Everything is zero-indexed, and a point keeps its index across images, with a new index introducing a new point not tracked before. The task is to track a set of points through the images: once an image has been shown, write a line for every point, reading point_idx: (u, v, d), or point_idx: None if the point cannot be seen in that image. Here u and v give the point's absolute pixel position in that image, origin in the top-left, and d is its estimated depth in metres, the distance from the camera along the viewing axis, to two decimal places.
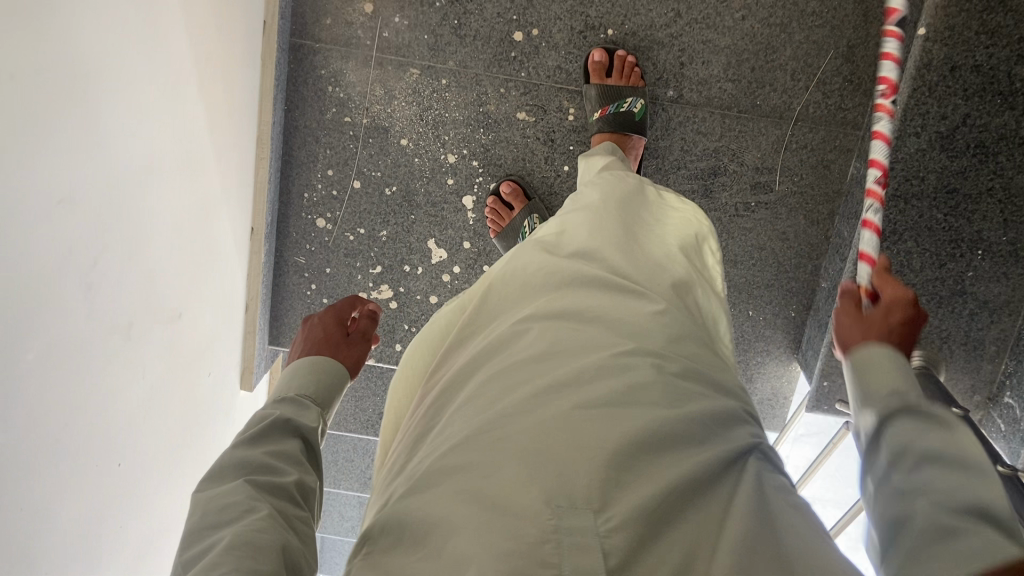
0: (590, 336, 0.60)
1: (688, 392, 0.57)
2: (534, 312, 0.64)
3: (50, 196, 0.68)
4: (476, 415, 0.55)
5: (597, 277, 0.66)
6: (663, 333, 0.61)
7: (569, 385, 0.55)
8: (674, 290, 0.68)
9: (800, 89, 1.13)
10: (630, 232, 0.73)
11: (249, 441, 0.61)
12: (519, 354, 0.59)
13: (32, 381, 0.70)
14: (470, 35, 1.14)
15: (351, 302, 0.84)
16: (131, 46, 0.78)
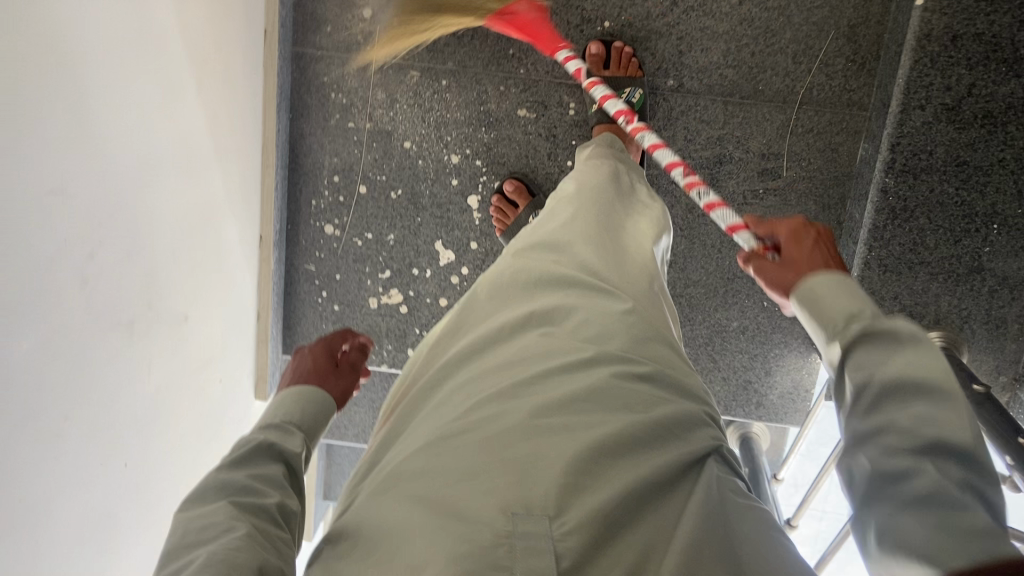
0: (561, 344, 0.62)
1: (652, 400, 0.58)
2: (509, 320, 0.66)
3: (38, 185, 0.70)
4: (445, 418, 0.57)
5: (572, 286, 0.68)
6: (629, 340, 0.62)
7: (535, 391, 0.57)
8: (648, 298, 0.69)
9: (803, 72, 1.12)
10: (606, 239, 0.74)
11: (231, 463, 0.59)
12: (490, 364, 0.61)
13: (24, 378, 0.71)
14: (468, 35, 1.15)
15: (342, 335, 0.82)
16: (117, 51, 0.80)
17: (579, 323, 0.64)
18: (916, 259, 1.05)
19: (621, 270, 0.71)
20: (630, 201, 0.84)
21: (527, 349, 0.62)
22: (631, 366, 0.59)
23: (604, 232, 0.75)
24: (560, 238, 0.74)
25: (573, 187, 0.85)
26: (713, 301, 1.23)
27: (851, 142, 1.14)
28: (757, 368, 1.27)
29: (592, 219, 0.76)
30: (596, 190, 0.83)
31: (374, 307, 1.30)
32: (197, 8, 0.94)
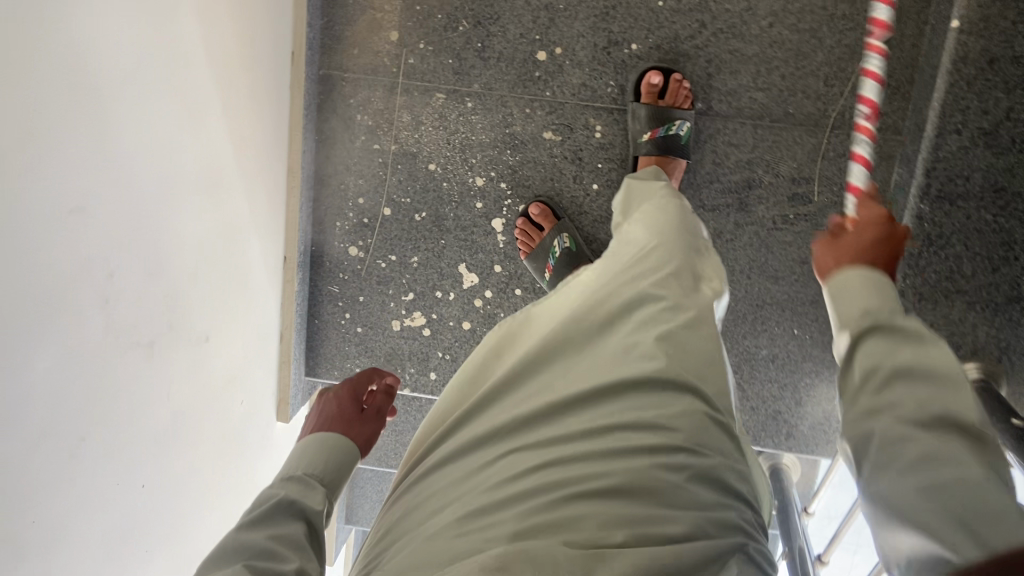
0: (604, 414, 0.61)
1: (694, 494, 0.56)
2: (553, 382, 0.65)
3: (63, 198, 0.70)
4: (481, 487, 0.57)
5: (623, 348, 0.66)
6: (687, 418, 0.60)
7: (574, 467, 0.56)
8: (697, 354, 0.65)
9: (835, 95, 1.10)
10: (667, 287, 0.71)
11: (249, 524, 0.58)
12: (534, 438, 0.60)
13: (42, 394, 0.71)
14: (494, 57, 1.15)
15: (368, 376, 0.81)
16: (144, 68, 0.81)
17: (626, 391, 0.62)
18: (953, 286, 1.01)
19: (677, 321, 0.67)
20: (700, 249, 0.80)
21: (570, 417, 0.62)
22: (676, 445, 0.57)
23: (658, 277, 0.71)
24: (624, 290, 0.71)
25: (642, 231, 0.82)
26: (741, 327, 1.20)
27: (885, 166, 1.11)
28: (788, 398, 1.22)
29: (663, 270, 0.73)
30: (667, 234, 0.79)
31: (397, 329, 1.28)
32: (225, 28, 0.96)
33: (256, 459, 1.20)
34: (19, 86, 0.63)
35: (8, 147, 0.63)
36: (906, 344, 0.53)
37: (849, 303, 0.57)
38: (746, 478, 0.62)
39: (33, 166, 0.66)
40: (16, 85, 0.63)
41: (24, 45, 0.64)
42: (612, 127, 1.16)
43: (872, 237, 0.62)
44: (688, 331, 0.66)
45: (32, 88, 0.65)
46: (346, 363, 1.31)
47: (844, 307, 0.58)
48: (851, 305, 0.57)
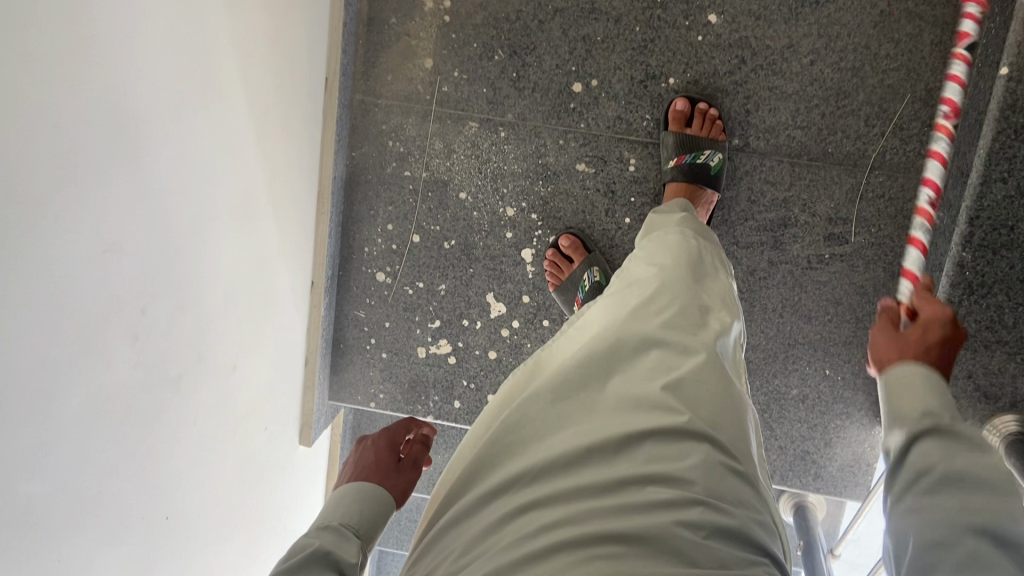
0: (618, 467, 0.59)
1: (720, 550, 0.54)
2: (562, 433, 0.64)
3: (96, 242, 0.69)
4: (495, 548, 0.56)
5: (630, 397, 0.65)
6: (704, 472, 0.58)
7: (592, 522, 0.55)
8: (710, 396, 0.64)
9: (875, 135, 1.08)
10: (676, 331, 0.70)
11: (287, 573, 0.58)
12: (549, 490, 0.59)
13: (73, 430, 0.69)
14: (529, 87, 1.14)
15: (405, 426, 0.86)
16: (183, 98, 0.80)
17: (639, 441, 0.61)
18: (993, 336, 0.99)
19: (687, 366, 0.66)
20: (707, 284, 0.80)
21: (582, 470, 0.60)
22: (693, 498, 0.56)
23: (669, 319, 0.71)
24: (628, 334, 0.70)
25: (645, 269, 0.81)
26: (772, 365, 1.18)
27: None
28: (816, 439, 1.20)
29: (667, 310, 0.73)
30: (671, 271, 0.79)
31: (422, 356, 1.27)
32: (261, 58, 0.95)
33: (278, 481, 1.20)
34: (58, 127, 0.63)
35: (45, 190, 0.62)
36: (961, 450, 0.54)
37: (910, 403, 0.59)
38: (771, 530, 0.60)
39: (64, 212, 0.65)
40: (54, 125, 0.63)
41: (65, 85, 0.63)
42: (646, 160, 1.14)
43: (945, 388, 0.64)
44: (700, 377, 0.65)
45: (70, 129, 0.64)
46: (369, 388, 1.30)
47: (902, 407, 0.59)
48: (912, 406, 0.59)
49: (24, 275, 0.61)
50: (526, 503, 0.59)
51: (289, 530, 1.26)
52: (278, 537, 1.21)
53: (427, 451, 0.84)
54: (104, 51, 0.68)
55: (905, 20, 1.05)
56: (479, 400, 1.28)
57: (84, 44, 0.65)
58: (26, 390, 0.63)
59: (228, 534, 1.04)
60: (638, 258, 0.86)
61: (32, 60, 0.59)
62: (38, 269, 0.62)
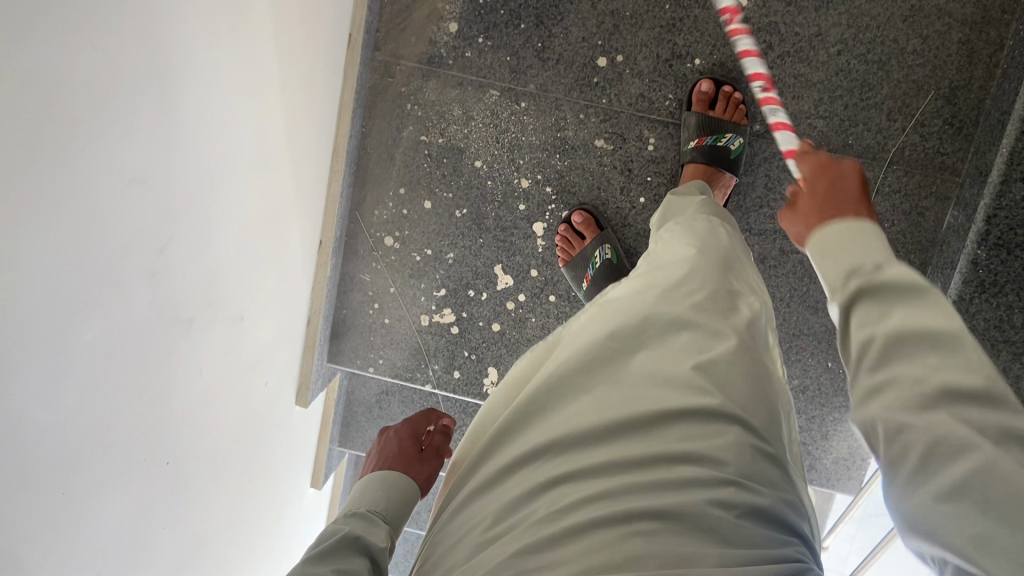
0: (650, 443, 0.59)
1: (756, 532, 0.54)
2: (588, 405, 0.64)
3: (122, 174, 0.68)
4: (528, 522, 0.56)
5: (659, 373, 0.64)
6: (738, 456, 0.57)
7: (626, 499, 0.55)
8: (741, 375, 0.64)
9: (896, 130, 1.08)
10: (706, 312, 0.69)
11: (317, 557, 0.58)
12: (578, 464, 0.59)
13: (87, 364, 0.68)
14: (553, 58, 1.13)
15: (426, 418, 0.87)
16: (215, 38, 0.79)
17: (671, 420, 0.60)
18: (1001, 336, 0.98)
19: (720, 348, 0.65)
20: (736, 272, 0.78)
21: (611, 446, 0.60)
22: (725, 479, 0.55)
23: (695, 298, 0.70)
24: (657, 311, 0.69)
25: (679, 248, 0.80)
26: None
27: (939, 207, 1.09)
28: (813, 431, 1.21)
29: (700, 290, 0.71)
30: (704, 252, 0.78)
31: (425, 324, 1.26)
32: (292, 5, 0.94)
33: (274, 442, 1.18)
34: (96, 51, 0.62)
35: (80, 113, 0.61)
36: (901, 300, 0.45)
37: (837, 255, 0.50)
38: (798, 509, 0.60)
39: (93, 140, 0.63)
40: (93, 49, 0.61)
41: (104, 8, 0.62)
42: (665, 141, 1.14)
43: (839, 185, 0.57)
44: (732, 360, 0.64)
45: (108, 53, 0.63)
46: (370, 353, 1.29)
47: (833, 261, 0.50)
48: (841, 261, 0.49)
49: (54, 199, 0.59)
50: (553, 478, 0.58)
51: (278, 491, 1.25)
52: (268, 498, 1.21)
53: (449, 443, 0.85)
54: None
55: (934, 17, 1.04)
56: (479, 371, 1.27)
57: None
58: (41, 321, 0.61)
59: (223, 491, 1.02)
60: (666, 240, 0.84)
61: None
62: (66, 193, 0.61)
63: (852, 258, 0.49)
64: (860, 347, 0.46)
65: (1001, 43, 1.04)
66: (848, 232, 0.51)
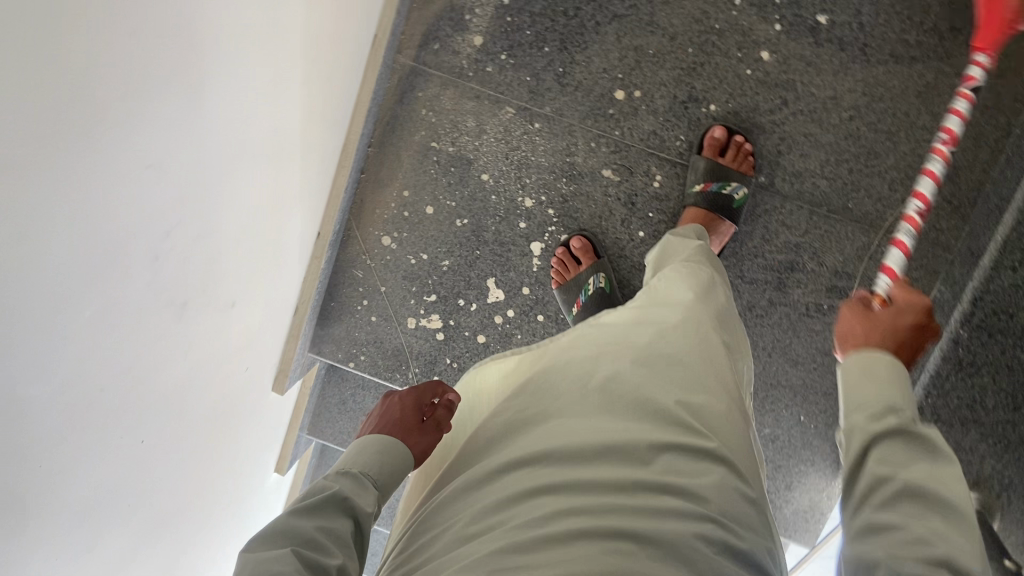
0: (639, 469, 0.62)
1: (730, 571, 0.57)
2: (577, 423, 0.67)
3: (141, 159, 0.68)
4: (509, 524, 0.59)
5: (650, 400, 0.67)
6: (718, 494, 0.61)
7: (607, 518, 0.58)
8: (724, 418, 0.68)
9: (896, 201, 1.09)
10: (697, 354, 0.73)
11: (304, 512, 0.62)
12: (563, 476, 0.62)
13: (78, 341, 0.68)
14: (572, 85, 1.14)
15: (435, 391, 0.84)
16: (247, 33, 0.80)
17: (659, 451, 0.63)
18: (973, 415, 0.98)
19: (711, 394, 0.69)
20: (727, 325, 0.82)
21: (598, 464, 0.63)
22: (707, 515, 0.59)
23: (692, 342, 0.74)
24: (656, 347, 0.73)
25: (679, 286, 0.84)
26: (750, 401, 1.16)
27: (927, 281, 1.10)
28: (777, 480, 1.19)
29: (696, 334, 0.75)
30: (704, 297, 0.82)
31: (411, 327, 1.27)
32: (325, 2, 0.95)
33: (246, 425, 1.18)
34: (133, 40, 0.63)
35: (110, 98, 0.62)
36: (921, 453, 0.59)
37: (869, 387, 0.66)
38: (773, 554, 0.63)
39: (118, 128, 0.64)
40: (129, 38, 0.62)
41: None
42: (671, 179, 1.15)
43: (916, 324, 0.72)
44: (720, 408, 0.69)
45: (142, 42, 0.64)
46: (352, 348, 1.29)
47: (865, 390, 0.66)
48: (871, 393, 0.65)
49: (71, 181, 0.60)
50: (537, 486, 0.62)
51: (244, 472, 1.25)
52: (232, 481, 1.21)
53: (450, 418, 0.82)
54: None
55: (948, 96, 1.06)
56: (458, 380, 1.27)
57: None
58: (42, 293, 0.61)
59: (193, 468, 1.03)
60: (662, 280, 0.86)
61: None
62: (84, 178, 0.61)
63: (896, 440, 0.61)
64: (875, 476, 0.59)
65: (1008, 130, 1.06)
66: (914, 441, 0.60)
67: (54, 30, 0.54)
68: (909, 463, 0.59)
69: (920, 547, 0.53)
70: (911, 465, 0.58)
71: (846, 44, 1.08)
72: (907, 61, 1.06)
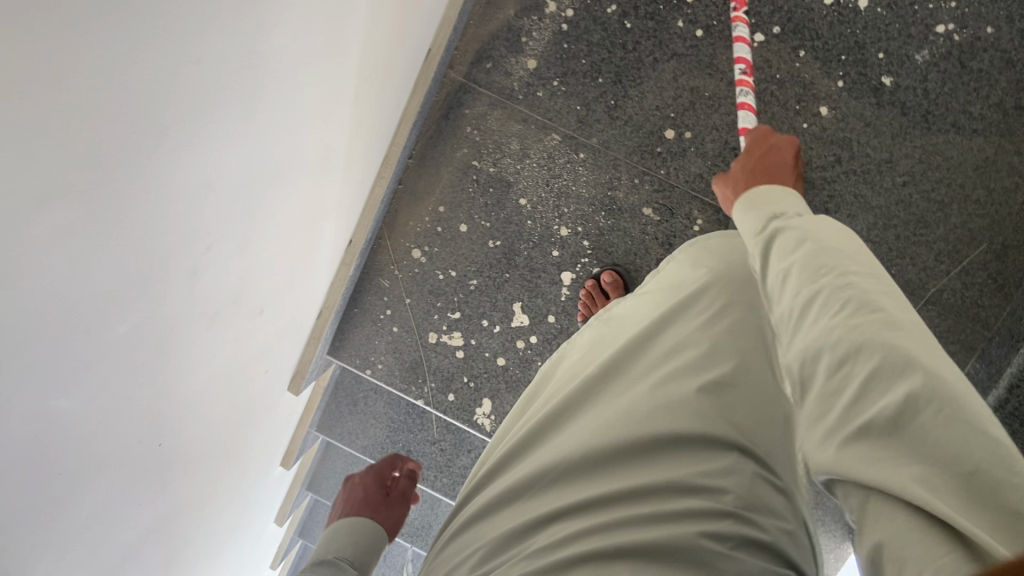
0: (646, 473, 0.60)
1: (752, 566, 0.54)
2: (585, 428, 0.65)
3: (195, 178, 0.67)
4: (521, 553, 0.58)
5: (659, 392, 0.66)
6: (735, 488, 0.59)
7: (614, 534, 0.56)
8: (737, 396, 0.65)
9: (941, 271, 1.05)
10: (713, 329, 0.70)
11: None
12: (572, 494, 0.61)
13: (111, 358, 0.67)
14: (622, 118, 1.12)
15: (391, 463, 1.04)
16: (307, 52, 0.79)
17: (666, 447, 0.61)
18: None
19: (724, 365, 0.67)
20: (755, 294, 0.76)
21: (605, 474, 0.61)
22: (721, 511, 0.56)
23: (704, 321, 0.71)
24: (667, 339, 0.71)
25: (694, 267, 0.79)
26: None
27: (963, 355, 1.06)
28: None
29: (707, 312, 0.72)
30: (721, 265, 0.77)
31: (432, 342, 1.25)
32: (385, 19, 0.95)
33: (256, 426, 1.16)
34: (198, 66, 0.61)
35: (171, 122, 0.60)
36: (814, 239, 0.56)
37: (774, 204, 0.64)
38: (801, 540, 0.60)
39: (172, 153, 0.62)
40: (196, 65, 0.61)
41: (213, 27, 0.61)
42: (713, 225, 1.13)
43: (776, 154, 0.74)
44: (736, 383, 0.66)
45: (207, 68, 0.62)
46: (370, 355, 1.27)
47: (770, 207, 0.64)
48: (775, 208, 0.63)
49: (117, 210, 0.58)
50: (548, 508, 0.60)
51: (249, 471, 1.24)
52: (235, 483, 1.19)
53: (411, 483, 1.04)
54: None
55: (1006, 173, 1.03)
56: (473, 400, 1.25)
57: None
58: (76, 314, 0.59)
59: (197, 474, 1.00)
60: (680, 262, 0.82)
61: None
62: (132, 203, 0.60)
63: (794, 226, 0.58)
64: (782, 274, 0.55)
65: None
66: (803, 223, 0.58)
67: (129, 46, 0.52)
68: (800, 246, 0.55)
69: (849, 368, 0.46)
70: (803, 245, 0.56)
71: (908, 108, 1.04)
72: (969, 133, 1.04)
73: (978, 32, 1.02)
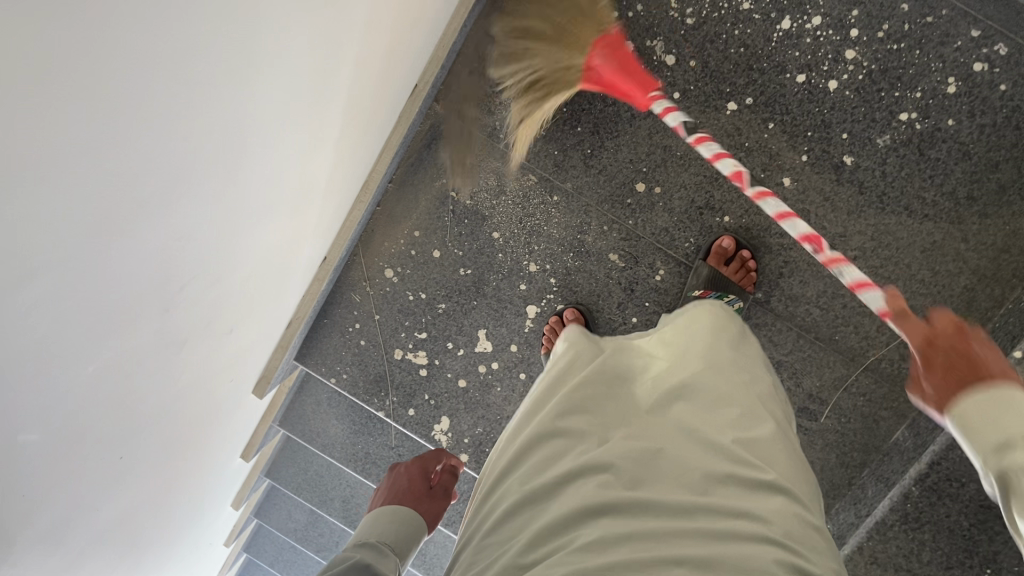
0: (698, 495, 0.60)
1: None
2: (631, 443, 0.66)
3: (173, 234, 0.71)
4: (572, 545, 0.56)
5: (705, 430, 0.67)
6: (783, 523, 0.59)
7: (670, 543, 0.56)
8: (773, 448, 0.67)
9: (880, 342, 1.13)
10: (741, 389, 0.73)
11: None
12: (626, 496, 0.60)
13: (78, 396, 0.70)
14: (597, 167, 1.17)
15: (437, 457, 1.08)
16: (291, 104, 0.83)
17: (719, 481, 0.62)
18: (906, 565, 1.05)
19: (762, 429, 0.69)
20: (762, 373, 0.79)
21: (657, 489, 0.61)
22: (771, 538, 0.57)
23: (724, 374, 0.74)
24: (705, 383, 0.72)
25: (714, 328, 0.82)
26: None
27: (893, 421, 1.15)
28: None
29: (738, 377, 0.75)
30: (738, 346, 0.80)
31: (398, 358, 1.30)
32: (372, 64, 0.98)
33: (219, 425, 1.20)
34: (189, 139, 0.65)
35: (158, 193, 0.64)
36: None
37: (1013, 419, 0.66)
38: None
39: (155, 217, 0.66)
40: (185, 140, 0.64)
41: (206, 104, 0.65)
42: (673, 277, 1.18)
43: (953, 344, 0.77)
44: (772, 441, 0.68)
45: (196, 138, 0.66)
46: (337, 365, 1.32)
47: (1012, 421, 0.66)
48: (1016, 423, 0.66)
49: (99, 277, 0.62)
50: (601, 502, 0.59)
51: (208, 467, 1.27)
52: (192, 481, 1.23)
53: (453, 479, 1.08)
54: (246, 70, 0.70)
55: (951, 257, 1.09)
56: (432, 416, 1.31)
57: (230, 68, 0.66)
58: (51, 364, 0.63)
59: (157, 480, 1.04)
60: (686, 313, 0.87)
61: (202, 63, 0.61)
62: (115, 266, 0.64)
63: None
64: None
65: (1001, 302, 1.10)
66: None
67: (126, 135, 0.56)
68: None
69: None
70: None
71: (866, 188, 1.10)
72: (920, 218, 1.09)
73: (939, 123, 1.06)
